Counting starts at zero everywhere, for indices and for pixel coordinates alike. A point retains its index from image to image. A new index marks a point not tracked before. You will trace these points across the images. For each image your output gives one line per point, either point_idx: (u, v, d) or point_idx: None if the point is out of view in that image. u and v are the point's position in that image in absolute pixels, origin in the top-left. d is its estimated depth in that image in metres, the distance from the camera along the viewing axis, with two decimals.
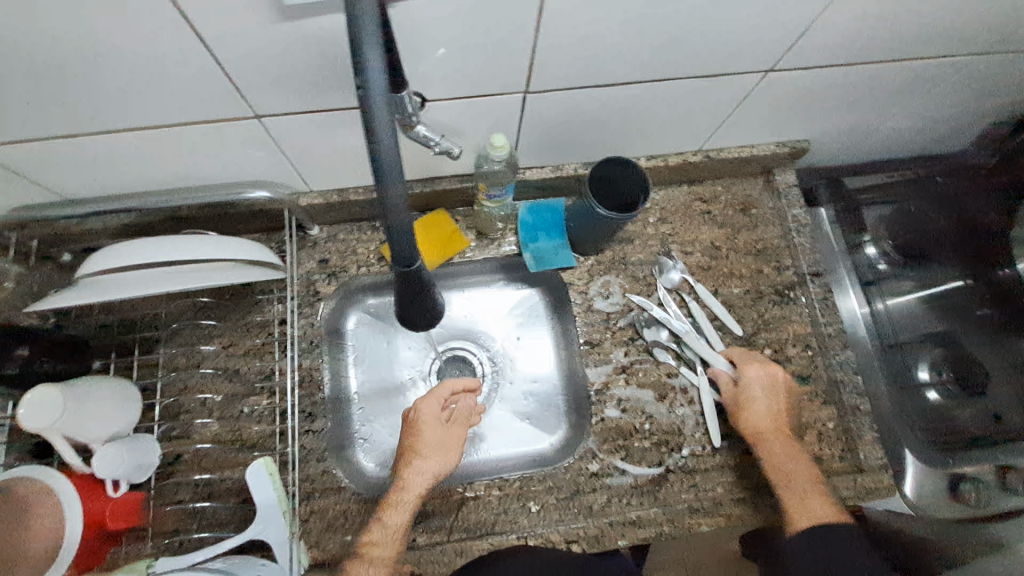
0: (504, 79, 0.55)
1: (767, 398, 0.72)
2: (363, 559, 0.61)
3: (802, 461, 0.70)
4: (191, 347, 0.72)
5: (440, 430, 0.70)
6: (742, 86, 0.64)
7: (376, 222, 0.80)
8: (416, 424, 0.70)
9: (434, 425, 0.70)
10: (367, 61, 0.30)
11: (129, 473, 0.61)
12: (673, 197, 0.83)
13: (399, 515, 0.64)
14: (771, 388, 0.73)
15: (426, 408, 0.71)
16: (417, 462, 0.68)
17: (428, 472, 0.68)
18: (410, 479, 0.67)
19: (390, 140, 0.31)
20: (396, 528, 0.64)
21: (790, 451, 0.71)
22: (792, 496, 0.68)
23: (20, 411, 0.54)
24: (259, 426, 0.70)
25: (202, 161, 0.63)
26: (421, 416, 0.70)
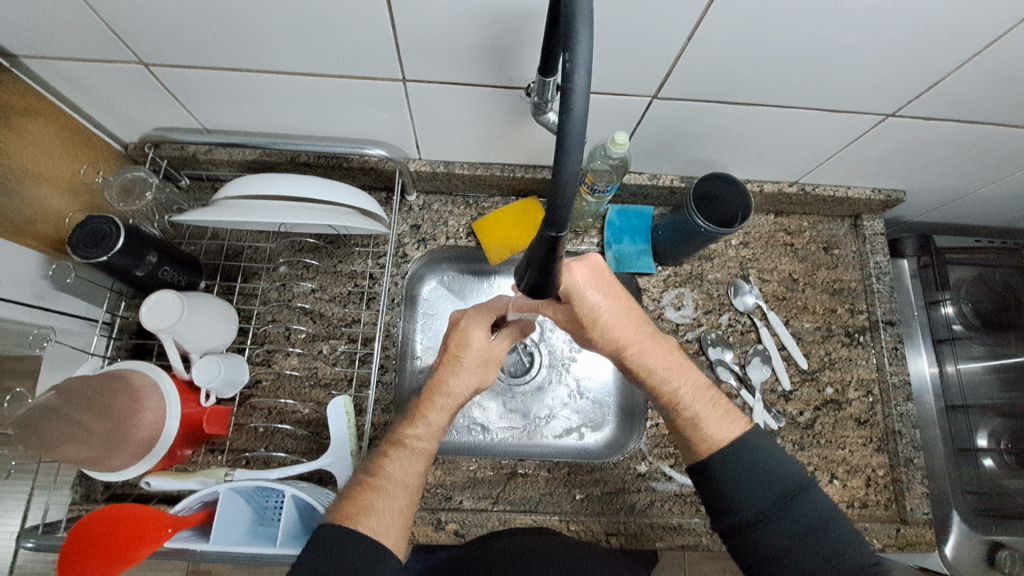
0: (639, 80, 0.58)
1: (610, 299, 0.62)
2: (400, 447, 0.59)
3: (664, 361, 0.64)
4: (286, 283, 0.77)
5: (488, 346, 0.64)
6: (858, 127, 0.66)
7: (471, 200, 0.84)
8: (466, 334, 0.63)
9: (481, 343, 0.64)
10: (578, 40, 0.34)
11: (221, 387, 0.65)
12: (759, 224, 0.85)
13: (439, 419, 0.61)
14: (612, 285, 0.62)
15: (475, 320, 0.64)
16: (461, 366, 0.63)
17: (470, 383, 0.63)
18: (451, 383, 0.63)
19: (582, 109, 0.34)
20: (437, 427, 0.61)
21: (648, 346, 0.63)
22: (687, 421, 0.61)
23: (143, 310, 0.59)
24: (335, 368, 0.74)
25: (336, 113, 0.68)
26: (470, 328, 0.64)
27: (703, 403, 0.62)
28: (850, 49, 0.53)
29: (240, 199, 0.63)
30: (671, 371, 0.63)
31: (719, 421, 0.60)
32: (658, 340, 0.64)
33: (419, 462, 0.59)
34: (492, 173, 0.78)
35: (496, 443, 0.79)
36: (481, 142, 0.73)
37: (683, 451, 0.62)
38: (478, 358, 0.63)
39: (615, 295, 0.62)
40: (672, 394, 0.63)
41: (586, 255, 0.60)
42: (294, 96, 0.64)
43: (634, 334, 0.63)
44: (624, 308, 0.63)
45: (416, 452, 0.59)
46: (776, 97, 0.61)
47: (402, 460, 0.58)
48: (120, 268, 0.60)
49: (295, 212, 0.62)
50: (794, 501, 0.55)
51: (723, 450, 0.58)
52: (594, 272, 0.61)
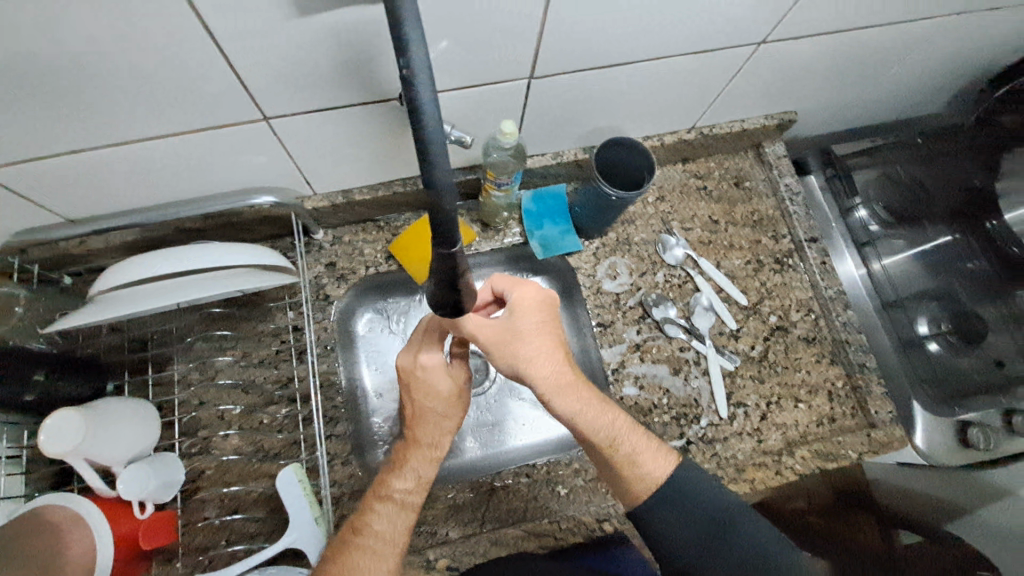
0: (509, 66, 0.56)
1: (540, 334, 0.58)
2: (386, 501, 0.56)
3: (591, 400, 0.58)
4: (205, 360, 0.71)
5: (454, 380, 0.59)
6: (734, 61, 0.66)
7: (382, 222, 0.80)
8: (426, 373, 0.58)
9: (445, 381, 0.58)
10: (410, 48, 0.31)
11: (155, 493, 0.59)
12: (669, 176, 0.85)
13: (428, 468, 0.59)
14: (542, 313, 0.58)
15: (428, 361, 0.58)
16: (438, 409, 0.59)
17: (447, 423, 0.60)
18: (430, 429, 0.59)
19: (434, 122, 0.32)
20: (424, 478, 0.58)
21: (571, 382, 0.57)
22: (623, 456, 0.57)
23: (40, 438, 0.52)
24: (281, 435, 0.69)
25: (206, 171, 0.62)
26: (430, 369, 0.58)
27: (636, 439, 0.58)
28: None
29: (121, 291, 0.57)
30: (598, 415, 0.57)
31: (653, 455, 0.58)
32: (579, 385, 0.58)
33: (409, 515, 0.56)
34: (393, 191, 0.74)
35: (472, 463, 0.75)
36: (371, 164, 0.69)
37: (616, 488, 0.58)
38: (459, 394, 0.59)
39: (544, 329, 0.58)
40: (601, 435, 0.57)
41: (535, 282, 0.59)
42: (153, 163, 0.58)
43: (557, 374, 0.57)
44: (555, 346, 0.58)
45: (406, 504, 0.57)
46: (649, 50, 0.60)
47: (392, 514, 0.56)
48: (4, 399, 0.54)
49: (189, 289, 0.58)
50: (730, 531, 0.55)
51: (659, 490, 0.56)
52: (536, 302, 0.58)
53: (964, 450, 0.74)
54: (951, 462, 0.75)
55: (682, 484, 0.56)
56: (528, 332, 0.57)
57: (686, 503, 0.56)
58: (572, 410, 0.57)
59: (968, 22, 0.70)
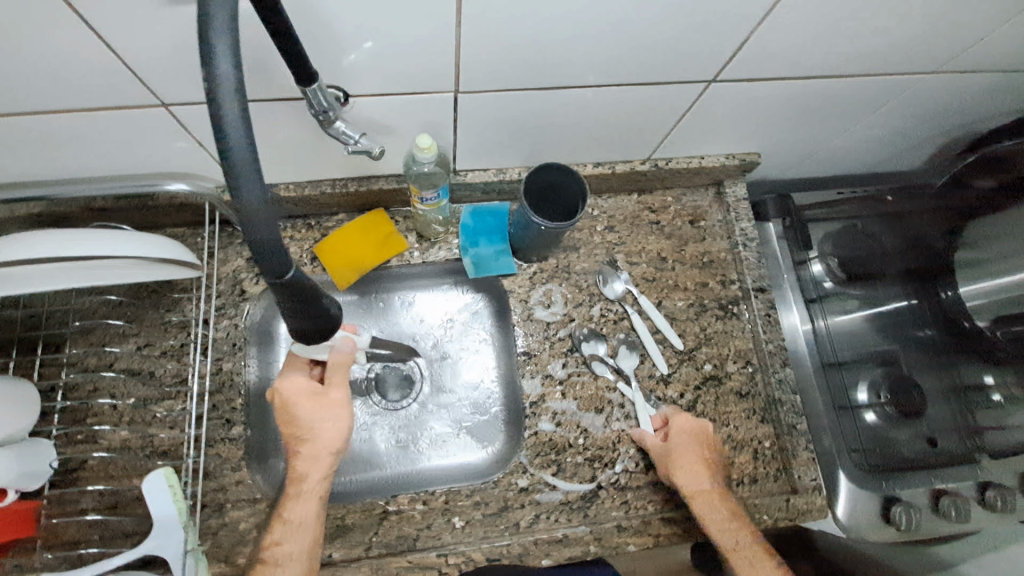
0: (429, 76, 0.53)
1: (692, 464, 0.68)
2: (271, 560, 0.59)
3: (734, 521, 0.67)
4: (104, 346, 0.68)
5: (315, 404, 0.64)
6: (683, 96, 0.63)
7: (313, 221, 0.77)
8: (287, 405, 0.64)
9: (306, 404, 0.64)
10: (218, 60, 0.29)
11: (16, 483, 0.56)
12: (621, 205, 0.82)
13: (312, 507, 0.62)
14: (704, 446, 0.70)
15: (289, 388, 0.64)
16: (310, 447, 0.64)
17: (319, 456, 0.64)
18: (303, 465, 0.64)
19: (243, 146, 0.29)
20: (304, 521, 0.61)
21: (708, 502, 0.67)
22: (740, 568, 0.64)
23: None
24: (170, 432, 0.66)
25: (114, 148, 0.59)
26: (292, 402, 0.64)
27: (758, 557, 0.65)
28: (644, 17, 0.49)
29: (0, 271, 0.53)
30: (729, 526, 0.66)
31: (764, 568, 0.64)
32: (727, 504, 0.68)
33: (300, 566, 0.59)
34: (321, 190, 0.71)
35: (383, 479, 0.74)
36: (297, 162, 0.66)
37: None
38: (324, 425, 0.65)
39: (699, 458, 0.69)
40: (725, 541, 0.65)
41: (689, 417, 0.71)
42: (52, 135, 0.55)
43: (704, 495, 0.67)
44: (704, 469, 0.69)
45: (293, 553, 0.59)
46: (586, 75, 0.56)
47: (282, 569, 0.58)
48: None
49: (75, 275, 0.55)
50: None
51: None
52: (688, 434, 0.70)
53: (885, 526, 0.71)
54: (871, 536, 0.72)
55: None
56: (692, 453, 0.69)
57: None
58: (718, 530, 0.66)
59: (937, 83, 0.67)
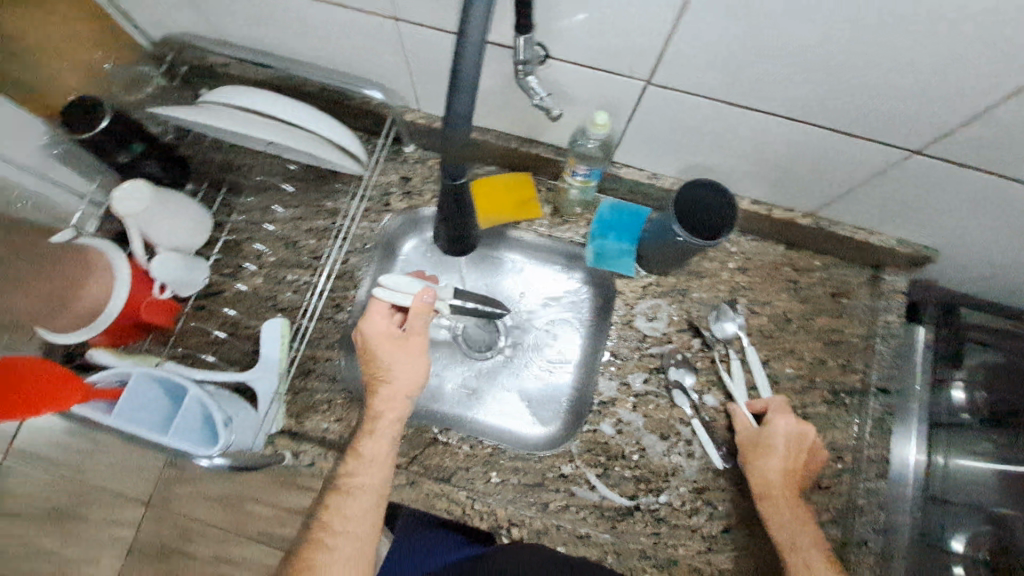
0: (630, 59, 0.54)
1: (777, 457, 0.66)
2: (345, 492, 0.63)
3: (798, 517, 0.63)
4: (268, 206, 0.78)
5: (397, 347, 0.66)
6: (879, 159, 0.59)
7: (465, 163, 0.81)
8: (369, 345, 0.65)
9: (387, 347, 0.65)
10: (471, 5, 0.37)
11: (175, 284, 0.68)
12: (763, 251, 0.78)
13: (383, 446, 0.64)
14: (800, 446, 0.68)
15: (374, 329, 0.66)
16: (386, 389, 0.65)
17: (395, 399, 0.65)
18: (378, 404, 0.65)
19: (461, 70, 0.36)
20: (374, 460, 0.63)
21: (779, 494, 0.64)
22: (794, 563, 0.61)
23: (117, 192, 0.62)
24: (291, 295, 0.75)
25: (339, 46, 0.67)
26: (375, 344, 0.65)
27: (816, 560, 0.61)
28: (815, 41, 0.46)
29: (211, 105, 0.64)
30: (793, 524, 0.63)
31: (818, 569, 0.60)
32: (798, 507, 0.64)
33: (372, 498, 0.63)
34: (486, 138, 0.75)
35: (440, 413, 0.79)
36: (478, 106, 0.71)
37: None
38: (399, 370, 0.66)
39: (790, 455, 0.67)
40: (782, 536, 0.62)
41: (795, 418, 0.68)
42: (299, 19, 0.64)
43: (774, 482, 0.65)
44: (789, 462, 0.66)
45: (366, 486, 0.62)
46: (784, 105, 0.55)
47: (357, 499, 0.62)
48: (105, 152, 0.64)
49: (254, 123, 0.62)
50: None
51: None
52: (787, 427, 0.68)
53: None
54: None
55: None
56: (782, 449, 0.67)
57: None
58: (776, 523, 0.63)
59: None
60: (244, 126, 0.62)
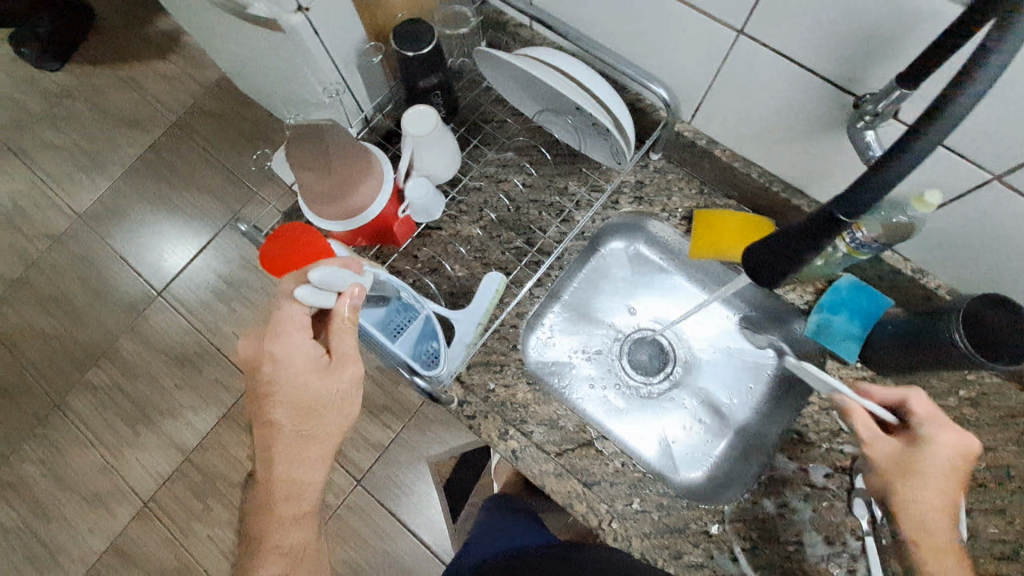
0: (994, 147, 0.48)
1: (938, 492, 0.57)
2: (276, 539, 0.60)
3: None
4: (509, 166, 0.81)
5: (320, 372, 0.58)
6: None
7: (706, 189, 0.79)
8: (274, 369, 0.57)
9: (298, 377, 0.57)
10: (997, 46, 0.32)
11: (417, 208, 0.71)
12: (1004, 393, 0.69)
13: (297, 471, 0.60)
14: (961, 473, 0.57)
15: (285, 359, 0.57)
16: (295, 400, 0.58)
17: (321, 421, 0.59)
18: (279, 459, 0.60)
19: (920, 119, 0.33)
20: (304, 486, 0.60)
21: (936, 531, 0.57)
22: None
23: (411, 110, 0.66)
24: (502, 255, 0.77)
25: (650, 40, 0.67)
26: (285, 377, 0.57)
27: None
28: None
29: (526, 56, 0.66)
30: None
31: None
32: (955, 555, 0.56)
33: (302, 522, 0.61)
34: (747, 173, 0.72)
35: (588, 415, 0.80)
36: (760, 139, 0.68)
37: None
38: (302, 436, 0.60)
39: (943, 477, 0.57)
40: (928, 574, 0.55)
41: (964, 433, 0.57)
42: (629, 5, 0.64)
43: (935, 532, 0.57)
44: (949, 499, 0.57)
45: (305, 482, 0.61)
46: None
47: (293, 503, 0.60)
48: (412, 71, 0.68)
49: (557, 78, 0.63)
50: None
51: None
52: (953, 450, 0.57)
53: None
54: None
55: None
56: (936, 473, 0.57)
57: None
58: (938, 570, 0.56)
59: None
60: (548, 77, 0.63)
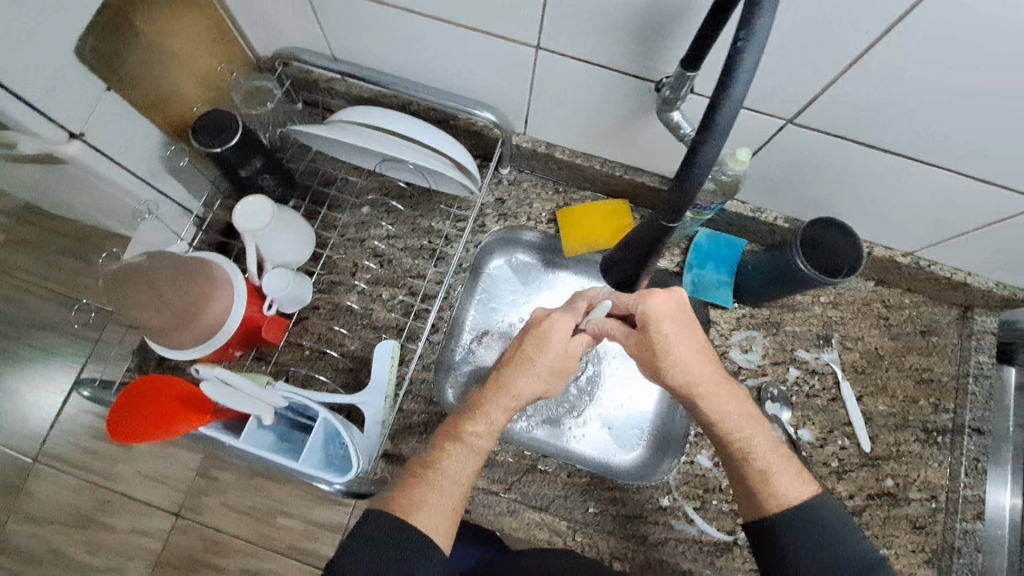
0: (779, 97, 0.54)
1: (682, 335, 0.60)
2: (457, 443, 0.59)
3: (737, 409, 0.60)
4: (369, 222, 0.78)
5: (564, 357, 0.63)
6: (1002, 209, 0.60)
7: (561, 187, 0.82)
8: (545, 332, 0.63)
9: (558, 348, 0.62)
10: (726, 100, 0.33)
11: (282, 301, 0.67)
12: (854, 288, 0.79)
13: (467, 466, 0.58)
14: (683, 317, 0.61)
15: (560, 325, 0.63)
16: (545, 357, 0.62)
17: (535, 390, 0.62)
18: (449, 462, 0.58)
19: (722, 133, 0.33)
20: (475, 453, 0.59)
21: (721, 396, 0.59)
22: (757, 478, 0.57)
23: (240, 206, 0.62)
24: (390, 313, 0.74)
25: (461, 69, 0.67)
26: (555, 330, 0.63)
27: (778, 462, 0.57)
28: (978, 94, 0.47)
29: (347, 122, 0.64)
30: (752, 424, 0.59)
31: (792, 478, 0.56)
32: (754, 417, 0.60)
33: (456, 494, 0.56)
34: (591, 165, 0.76)
35: (522, 437, 0.77)
36: (591, 134, 0.71)
37: (744, 504, 0.58)
38: (497, 415, 0.61)
39: (683, 329, 0.60)
40: (736, 444, 0.59)
41: (671, 289, 0.61)
42: (429, 43, 0.64)
43: (706, 379, 0.60)
44: (697, 349, 0.60)
45: (477, 450, 0.59)
46: (926, 152, 0.55)
47: (467, 458, 0.58)
48: (227, 162, 0.64)
49: (384, 142, 0.62)
50: None
51: (788, 511, 0.54)
52: (674, 305, 0.61)
53: None
54: None
55: (808, 511, 0.54)
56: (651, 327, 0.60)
57: (827, 533, 0.53)
58: (731, 428, 0.59)
59: None
60: (376, 145, 0.61)
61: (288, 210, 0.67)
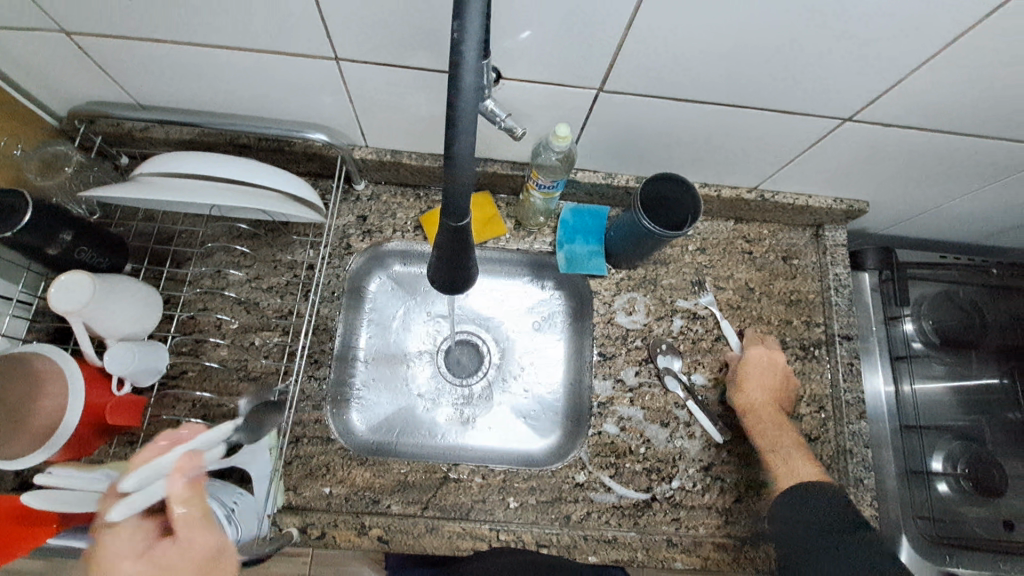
0: (581, 68, 0.54)
1: (761, 385, 0.73)
2: None
3: (772, 420, 0.71)
4: (222, 270, 0.74)
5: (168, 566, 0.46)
6: (814, 131, 0.63)
7: (422, 192, 0.81)
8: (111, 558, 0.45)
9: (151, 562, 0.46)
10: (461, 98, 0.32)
11: (135, 376, 0.63)
12: (716, 230, 0.82)
13: None
14: (775, 365, 0.74)
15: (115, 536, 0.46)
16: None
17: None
18: None
19: (468, 127, 0.33)
20: None
21: (779, 420, 0.72)
22: (780, 462, 0.68)
23: (55, 288, 0.54)
24: (265, 360, 0.70)
25: (273, 94, 0.63)
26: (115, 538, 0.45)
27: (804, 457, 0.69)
28: (748, 30, 0.49)
29: (163, 177, 0.59)
30: (776, 427, 0.71)
31: (801, 465, 0.68)
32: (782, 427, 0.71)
33: None
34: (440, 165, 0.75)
35: (435, 448, 0.76)
36: (427, 134, 0.70)
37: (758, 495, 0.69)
38: None
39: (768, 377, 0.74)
40: (769, 440, 0.70)
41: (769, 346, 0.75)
42: (228, 73, 0.60)
43: (765, 399, 0.72)
44: (769, 385, 0.73)
45: None
46: (728, 93, 0.58)
47: None
48: (29, 246, 0.58)
49: (208, 194, 0.58)
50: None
51: (800, 488, 0.65)
52: (765, 365, 0.74)
53: None
54: None
55: (810, 493, 0.64)
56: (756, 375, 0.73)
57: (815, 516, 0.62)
58: (774, 440, 0.70)
59: None
60: (199, 199, 0.57)
61: (115, 278, 0.62)
